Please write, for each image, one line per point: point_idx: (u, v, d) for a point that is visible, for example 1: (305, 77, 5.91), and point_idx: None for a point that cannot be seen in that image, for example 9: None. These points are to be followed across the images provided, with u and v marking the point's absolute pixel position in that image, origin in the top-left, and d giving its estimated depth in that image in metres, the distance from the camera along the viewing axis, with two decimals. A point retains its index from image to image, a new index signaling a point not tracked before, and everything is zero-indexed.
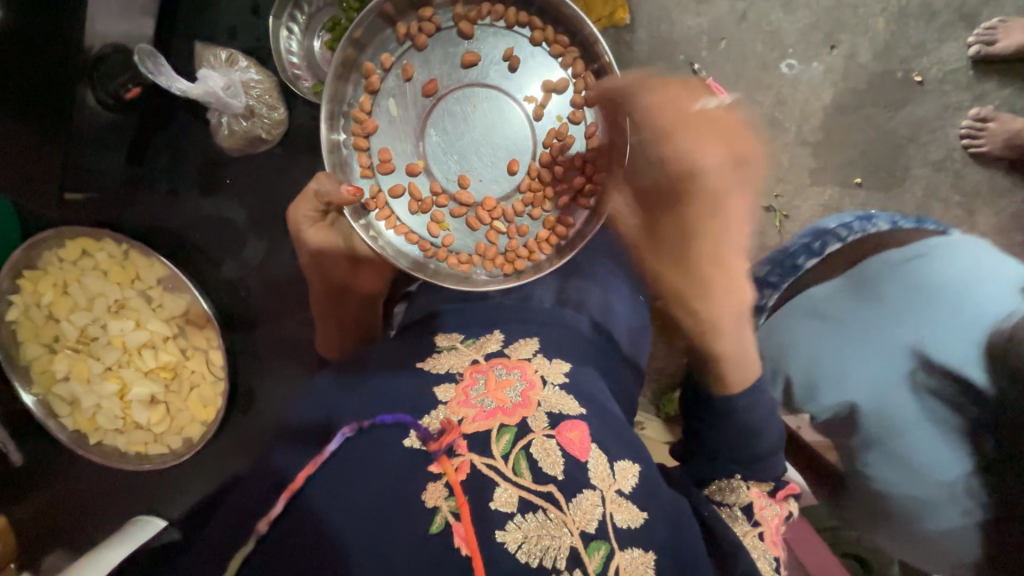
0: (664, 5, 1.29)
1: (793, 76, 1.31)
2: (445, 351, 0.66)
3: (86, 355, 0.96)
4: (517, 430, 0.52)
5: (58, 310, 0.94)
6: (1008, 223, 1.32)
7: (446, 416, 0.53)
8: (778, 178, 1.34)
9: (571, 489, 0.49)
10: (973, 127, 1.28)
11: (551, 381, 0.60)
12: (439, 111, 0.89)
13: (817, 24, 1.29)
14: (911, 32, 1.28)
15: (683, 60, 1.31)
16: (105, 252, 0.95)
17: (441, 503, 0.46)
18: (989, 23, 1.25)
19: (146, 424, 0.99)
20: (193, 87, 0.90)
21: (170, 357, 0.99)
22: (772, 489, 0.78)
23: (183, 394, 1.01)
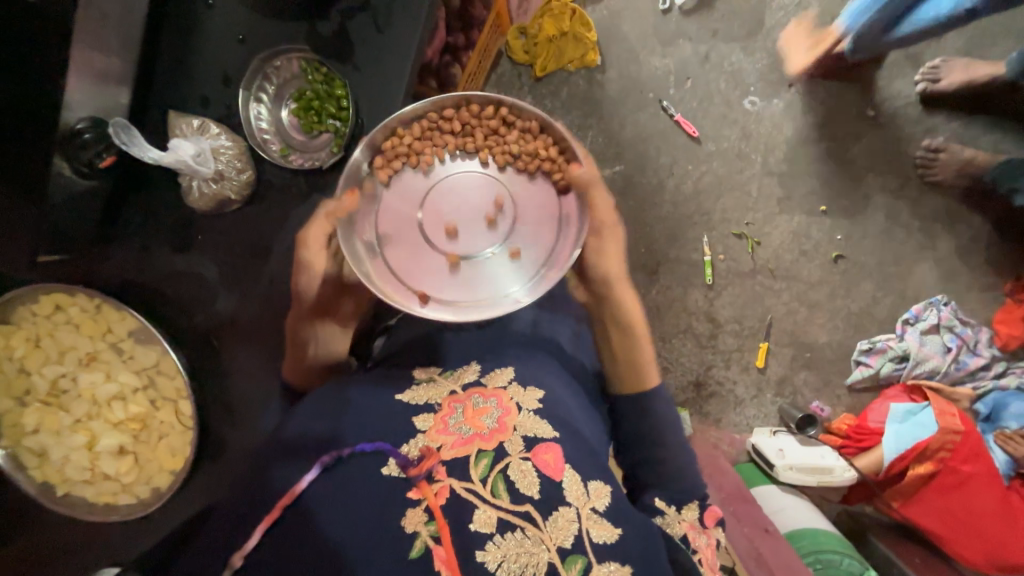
0: (632, 47, 1.38)
1: (756, 112, 1.38)
2: (425, 383, 0.64)
3: (56, 407, 0.90)
4: (495, 455, 0.52)
5: (30, 362, 0.88)
6: (968, 246, 1.39)
7: (425, 443, 0.54)
8: (748, 206, 1.40)
9: (547, 507, 0.50)
10: (926, 157, 1.35)
11: (527, 407, 0.59)
12: (437, 189, 0.81)
13: (775, 64, 1.37)
14: (862, 71, 1.36)
15: (652, 98, 1.38)
16: (78, 305, 0.87)
17: (421, 528, 0.48)
18: (933, 62, 1.33)
19: (115, 475, 0.92)
20: (164, 155, 0.76)
21: (140, 409, 0.92)
22: (699, 513, 0.67)
23: (152, 443, 0.93)
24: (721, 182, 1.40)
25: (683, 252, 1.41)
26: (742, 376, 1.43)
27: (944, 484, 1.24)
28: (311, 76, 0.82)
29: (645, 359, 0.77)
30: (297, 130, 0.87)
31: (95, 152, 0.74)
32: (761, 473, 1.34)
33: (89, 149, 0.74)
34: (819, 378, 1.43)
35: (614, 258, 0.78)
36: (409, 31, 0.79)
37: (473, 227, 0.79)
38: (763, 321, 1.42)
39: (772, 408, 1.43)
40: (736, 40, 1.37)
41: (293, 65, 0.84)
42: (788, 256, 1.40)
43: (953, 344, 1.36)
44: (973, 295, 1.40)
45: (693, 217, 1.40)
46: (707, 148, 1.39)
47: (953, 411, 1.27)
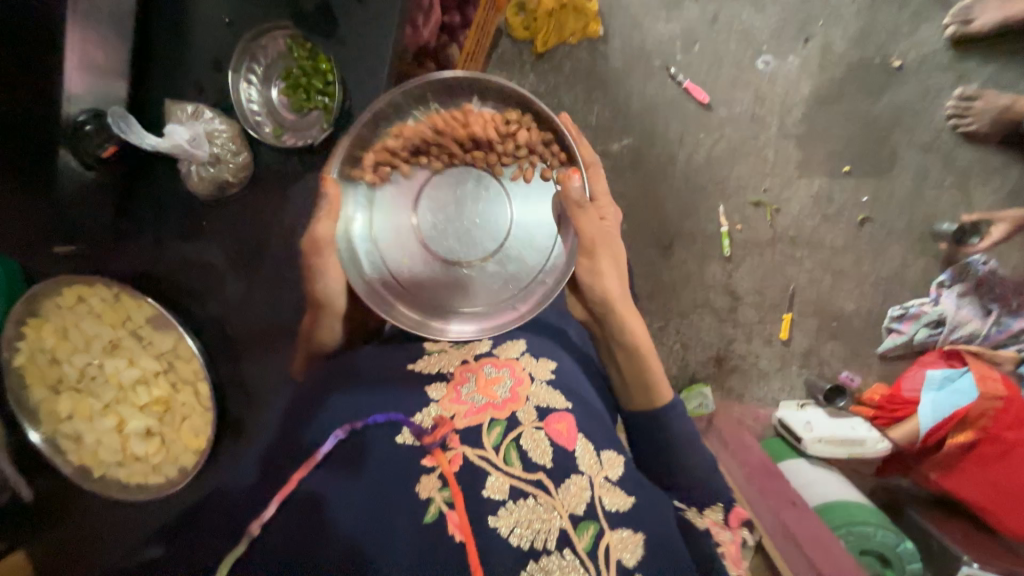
0: (634, 14, 1.33)
1: (770, 72, 1.32)
2: (436, 353, 0.65)
3: (87, 394, 0.94)
4: (507, 424, 0.54)
5: (60, 352, 0.92)
6: (1008, 200, 1.30)
7: (438, 413, 0.55)
8: (765, 173, 1.34)
9: (559, 475, 0.51)
10: (958, 107, 1.27)
11: (538, 378, 0.61)
12: (430, 195, 0.79)
13: (788, 19, 1.30)
14: (885, 19, 1.28)
15: (658, 66, 1.34)
16: (98, 296, 0.89)
17: (435, 494, 0.49)
18: (963, 3, 1.24)
19: (143, 457, 0.94)
20: (161, 142, 0.78)
21: (161, 392, 0.94)
22: (725, 512, 0.68)
23: (175, 424, 0.95)
24: (736, 150, 1.35)
25: (698, 225, 1.37)
26: (765, 349, 1.39)
27: (985, 456, 1.17)
28: (297, 54, 0.81)
29: (655, 374, 0.74)
30: (286, 108, 0.86)
31: (97, 142, 0.77)
32: (789, 447, 1.30)
33: (92, 140, 0.77)
34: (847, 348, 1.38)
35: (613, 278, 0.73)
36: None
37: (473, 232, 0.78)
38: (786, 291, 1.37)
39: (798, 381, 1.39)
40: None
41: (279, 45, 0.83)
42: (810, 223, 1.35)
43: (994, 306, 1.29)
44: (1015, 252, 1.31)
45: (708, 187, 1.36)
46: (719, 114, 1.34)
47: (995, 375, 1.20)
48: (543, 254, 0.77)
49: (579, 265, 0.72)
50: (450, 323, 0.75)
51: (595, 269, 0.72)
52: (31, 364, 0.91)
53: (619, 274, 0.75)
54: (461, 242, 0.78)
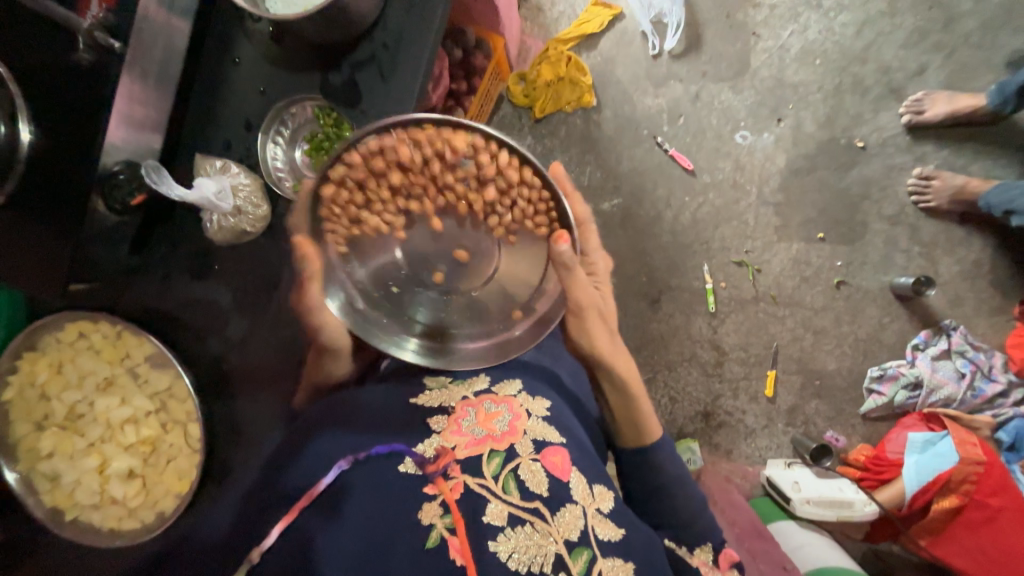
0: (626, 89, 1.46)
1: (748, 145, 1.43)
2: (437, 389, 0.67)
3: (72, 432, 0.90)
4: (506, 454, 0.56)
5: (50, 388, 0.90)
6: (971, 270, 1.39)
7: (440, 443, 0.56)
8: (746, 235, 1.43)
9: (555, 503, 0.53)
10: (918, 184, 1.38)
11: (535, 414, 0.64)
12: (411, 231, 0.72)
13: (763, 101, 1.44)
14: (848, 105, 1.42)
15: (647, 134, 1.45)
16: (100, 332, 0.90)
17: (437, 520, 0.49)
18: (916, 95, 1.39)
19: (122, 500, 0.90)
20: (188, 193, 0.81)
21: (150, 432, 0.92)
22: (715, 554, 0.70)
23: (160, 466, 0.92)
24: (719, 213, 1.43)
25: (684, 281, 1.43)
26: (752, 406, 1.41)
27: (971, 521, 1.19)
28: (324, 121, 0.89)
29: (647, 418, 0.76)
30: (308, 167, 0.93)
31: (127, 192, 0.78)
32: (778, 509, 1.29)
33: (121, 188, 0.78)
34: (831, 407, 1.40)
35: (600, 334, 0.74)
36: (409, 73, 0.83)
37: (455, 273, 0.72)
38: (770, 348, 1.41)
39: (785, 439, 1.40)
40: (724, 80, 1.44)
41: (308, 112, 0.90)
42: (790, 283, 1.41)
43: (967, 370, 1.33)
44: (982, 319, 1.38)
45: (693, 246, 1.43)
46: (703, 179, 1.44)
47: (973, 440, 1.23)
48: (532, 290, 0.73)
49: (568, 321, 0.73)
50: (435, 355, 0.73)
51: (580, 325, 0.72)
52: (20, 398, 0.89)
53: (608, 327, 0.75)
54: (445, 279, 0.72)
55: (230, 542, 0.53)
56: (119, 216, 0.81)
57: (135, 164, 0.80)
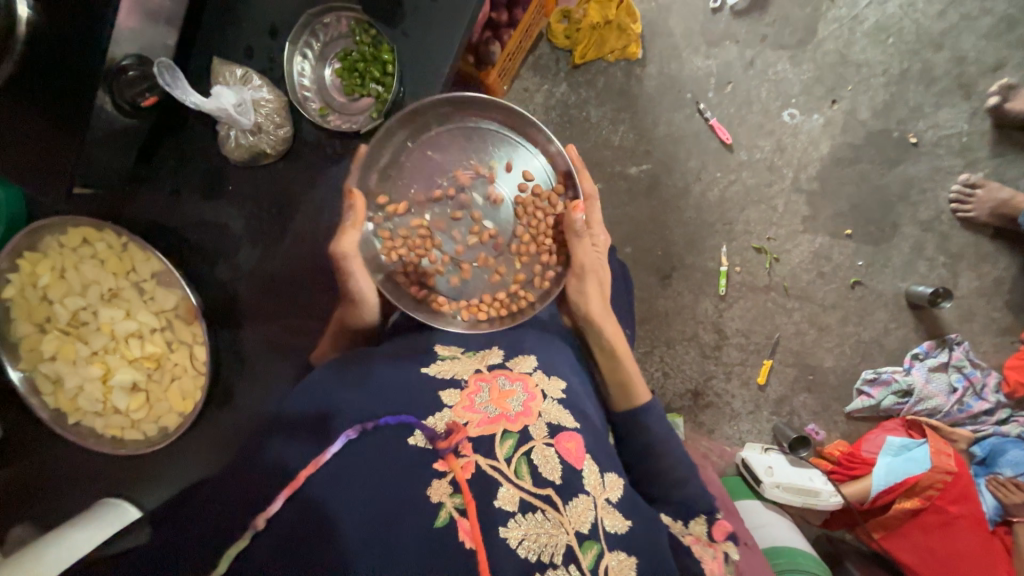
0: (676, 44, 1.34)
1: (794, 125, 1.34)
2: (448, 359, 0.68)
3: (75, 338, 0.89)
4: (519, 437, 0.57)
5: (53, 292, 0.87)
6: (991, 288, 1.36)
7: (451, 419, 0.58)
8: (771, 221, 1.38)
9: (567, 493, 0.55)
10: (961, 192, 1.32)
11: (550, 395, 0.64)
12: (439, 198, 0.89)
13: (821, 78, 1.33)
14: (909, 95, 1.32)
15: (689, 98, 1.35)
16: (104, 242, 0.86)
17: (447, 499, 0.51)
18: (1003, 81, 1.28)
19: (126, 411, 0.91)
20: (205, 102, 0.74)
21: (155, 348, 0.91)
22: (707, 529, 0.70)
23: (163, 383, 0.93)
24: (748, 194, 1.37)
25: (699, 260, 1.40)
26: (741, 390, 1.43)
27: (928, 523, 1.26)
28: (359, 38, 0.80)
29: (636, 380, 0.81)
30: (336, 89, 0.84)
31: (138, 91, 0.74)
32: (745, 487, 1.33)
33: (132, 88, 0.73)
34: (818, 402, 1.42)
35: (595, 297, 0.84)
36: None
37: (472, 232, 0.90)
38: (771, 338, 1.41)
39: (767, 425, 1.43)
40: (785, 48, 1.32)
41: (342, 25, 0.82)
42: (805, 276, 1.39)
43: (960, 385, 1.34)
44: (988, 338, 1.37)
45: (715, 225, 1.39)
46: (739, 156, 1.36)
47: (949, 451, 1.27)
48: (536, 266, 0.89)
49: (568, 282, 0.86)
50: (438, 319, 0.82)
51: (581, 288, 0.84)
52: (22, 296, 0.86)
53: (603, 289, 0.86)
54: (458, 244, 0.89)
55: (231, 502, 0.52)
56: (127, 118, 0.76)
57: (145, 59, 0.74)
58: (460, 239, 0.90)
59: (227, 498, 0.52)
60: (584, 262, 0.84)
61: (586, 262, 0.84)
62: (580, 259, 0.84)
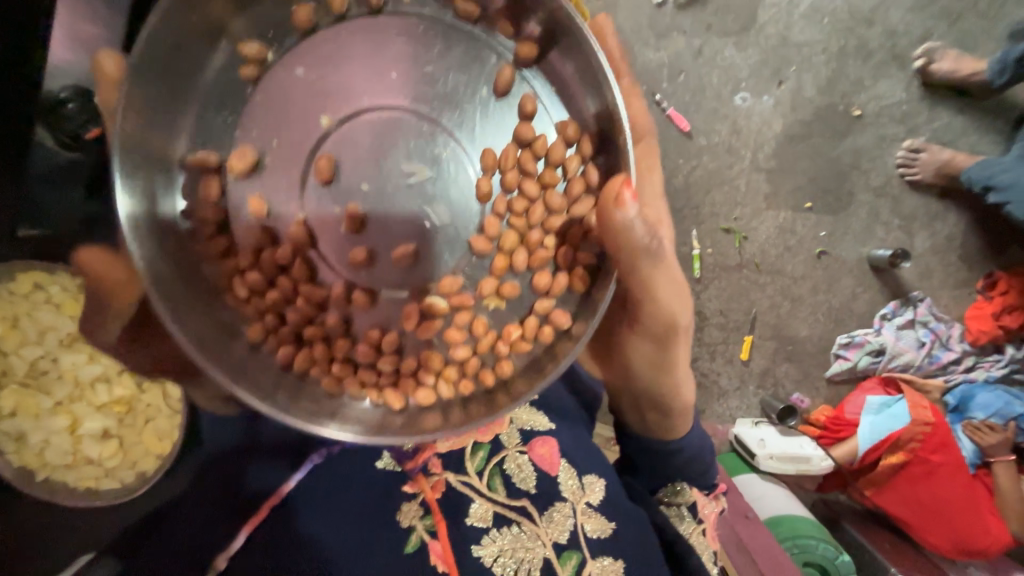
0: (627, 38, 1.35)
1: (746, 108, 1.39)
2: None
3: (35, 391, 0.84)
4: (490, 449, 0.73)
5: (9, 343, 0.82)
6: (944, 245, 1.44)
7: (420, 437, 0.73)
8: (736, 201, 1.42)
9: (541, 502, 0.70)
10: (906, 157, 1.39)
11: (518, 404, 0.80)
12: (343, 175, 0.71)
13: (766, 60, 1.38)
14: (849, 71, 1.39)
15: (645, 90, 1.38)
16: (58, 285, 0.82)
17: (419, 521, 0.64)
18: (930, 43, 1.36)
19: (97, 459, 0.86)
20: None
21: (125, 391, 0.88)
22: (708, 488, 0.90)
23: (138, 425, 0.89)
24: (711, 178, 1.41)
25: (672, 246, 1.42)
26: (726, 368, 1.46)
27: (914, 474, 1.32)
28: None
29: (685, 417, 0.81)
30: None
31: (80, 122, 0.74)
32: (743, 463, 1.38)
33: (74, 119, 0.74)
34: (799, 372, 1.47)
35: (680, 336, 0.72)
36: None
37: (399, 231, 0.72)
38: (749, 314, 1.45)
39: (755, 400, 1.46)
40: (729, 35, 1.37)
41: None
42: (773, 251, 1.43)
43: (927, 339, 1.42)
44: (947, 292, 1.45)
45: (683, 211, 1.42)
46: (698, 142, 1.40)
47: (925, 404, 1.33)
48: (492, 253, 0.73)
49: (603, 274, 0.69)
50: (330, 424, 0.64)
51: (652, 330, 0.71)
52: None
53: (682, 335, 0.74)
54: (375, 252, 0.72)
55: (205, 532, 0.63)
56: (70, 150, 0.76)
57: (84, 90, 0.73)
58: (381, 241, 0.72)
59: (207, 515, 0.66)
60: (667, 294, 0.66)
61: (667, 294, 0.66)
62: (650, 285, 0.64)
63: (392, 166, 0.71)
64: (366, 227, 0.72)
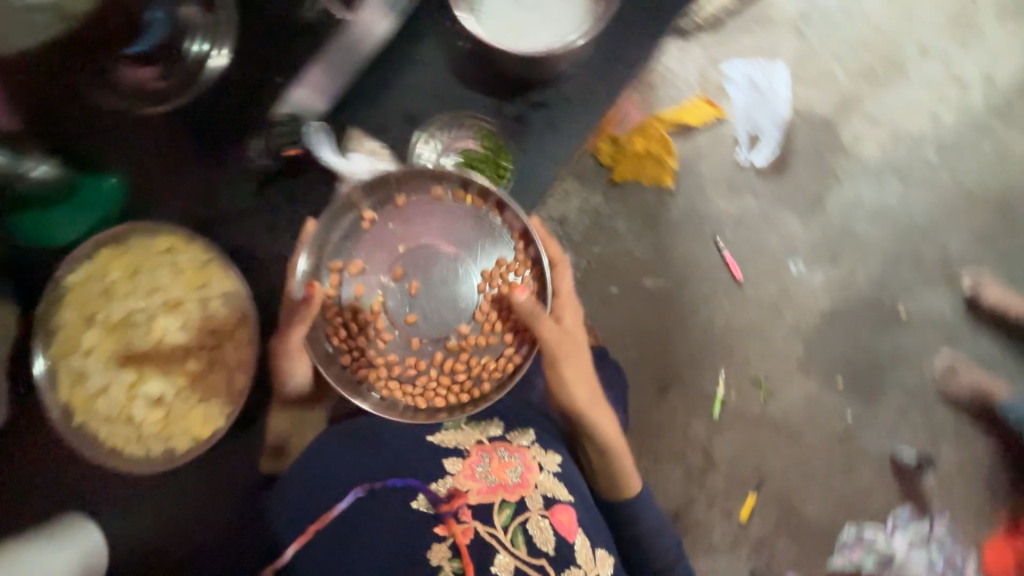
0: (704, 184, 1.48)
1: (799, 276, 1.47)
2: (454, 428, 0.80)
3: (117, 337, 0.80)
4: (516, 506, 0.71)
5: (118, 288, 0.80)
6: (970, 468, 1.40)
7: (454, 485, 0.73)
8: (770, 357, 1.44)
9: (560, 564, 0.68)
10: (941, 370, 1.43)
11: (546, 467, 0.78)
12: (377, 270, 0.80)
13: (825, 241, 1.47)
14: (900, 274, 1.47)
15: (708, 232, 1.48)
16: (188, 253, 0.80)
17: (444, 562, 0.66)
18: (973, 274, 1.46)
19: (139, 421, 0.80)
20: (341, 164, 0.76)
21: (197, 365, 0.82)
22: None
23: (188, 400, 0.82)
24: (751, 328, 1.46)
25: (698, 380, 1.43)
26: (723, 523, 1.38)
27: None
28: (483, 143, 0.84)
29: (624, 469, 0.89)
30: None
31: (281, 143, 0.74)
32: None
33: (277, 139, 0.73)
34: (799, 553, 1.38)
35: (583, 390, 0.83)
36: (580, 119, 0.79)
37: (436, 319, 0.80)
38: (759, 474, 1.40)
39: (745, 567, 1.37)
40: (798, 208, 1.48)
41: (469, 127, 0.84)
42: (797, 418, 1.42)
43: (937, 561, 1.37)
44: (966, 517, 1.39)
45: (717, 350, 1.45)
46: (746, 292, 1.46)
47: None
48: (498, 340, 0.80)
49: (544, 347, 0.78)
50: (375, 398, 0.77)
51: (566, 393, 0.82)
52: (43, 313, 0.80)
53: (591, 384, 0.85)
54: (418, 328, 0.80)
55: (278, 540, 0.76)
56: (262, 160, 0.76)
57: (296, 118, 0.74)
58: (413, 331, 0.80)
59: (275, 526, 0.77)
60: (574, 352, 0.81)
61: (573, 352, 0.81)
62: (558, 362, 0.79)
63: (424, 269, 0.80)
64: (394, 318, 0.80)
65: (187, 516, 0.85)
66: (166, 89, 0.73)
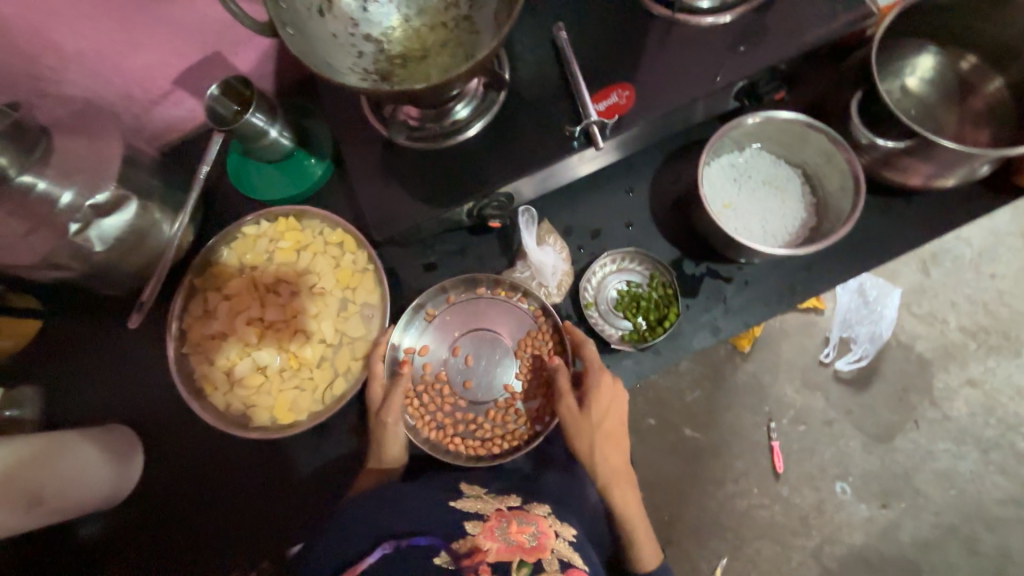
0: (778, 363, 1.44)
1: (841, 499, 1.38)
2: (472, 496, 0.67)
3: (257, 297, 0.81)
4: (534, 567, 0.55)
5: (281, 256, 0.82)
6: None
7: (473, 541, 0.57)
8: (779, 567, 1.35)
9: None
10: None
11: (562, 534, 0.63)
12: (441, 343, 0.84)
13: (882, 477, 1.39)
14: (948, 548, 1.36)
15: (765, 412, 1.42)
16: (353, 256, 0.82)
17: None
18: None
19: (234, 380, 0.79)
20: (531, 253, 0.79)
21: (308, 355, 0.80)
22: None
23: (285, 383, 0.80)
24: (771, 528, 1.37)
25: (696, 553, 1.36)
26: None
27: None
28: (653, 289, 0.83)
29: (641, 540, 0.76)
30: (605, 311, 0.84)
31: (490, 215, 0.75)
32: None
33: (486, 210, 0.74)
34: None
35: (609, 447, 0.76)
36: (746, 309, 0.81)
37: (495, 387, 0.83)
38: None
39: None
40: (864, 431, 1.41)
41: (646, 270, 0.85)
42: None
43: None
44: None
45: (726, 532, 1.37)
46: (780, 488, 1.38)
47: None
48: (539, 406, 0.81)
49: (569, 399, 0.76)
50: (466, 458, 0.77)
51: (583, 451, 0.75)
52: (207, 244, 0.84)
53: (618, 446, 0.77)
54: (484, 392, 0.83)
55: None
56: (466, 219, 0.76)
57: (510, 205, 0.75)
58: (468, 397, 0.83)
59: None
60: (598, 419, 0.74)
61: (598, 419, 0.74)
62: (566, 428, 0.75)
63: (488, 348, 0.84)
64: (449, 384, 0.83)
65: (198, 519, 0.81)
66: (421, 132, 0.70)
